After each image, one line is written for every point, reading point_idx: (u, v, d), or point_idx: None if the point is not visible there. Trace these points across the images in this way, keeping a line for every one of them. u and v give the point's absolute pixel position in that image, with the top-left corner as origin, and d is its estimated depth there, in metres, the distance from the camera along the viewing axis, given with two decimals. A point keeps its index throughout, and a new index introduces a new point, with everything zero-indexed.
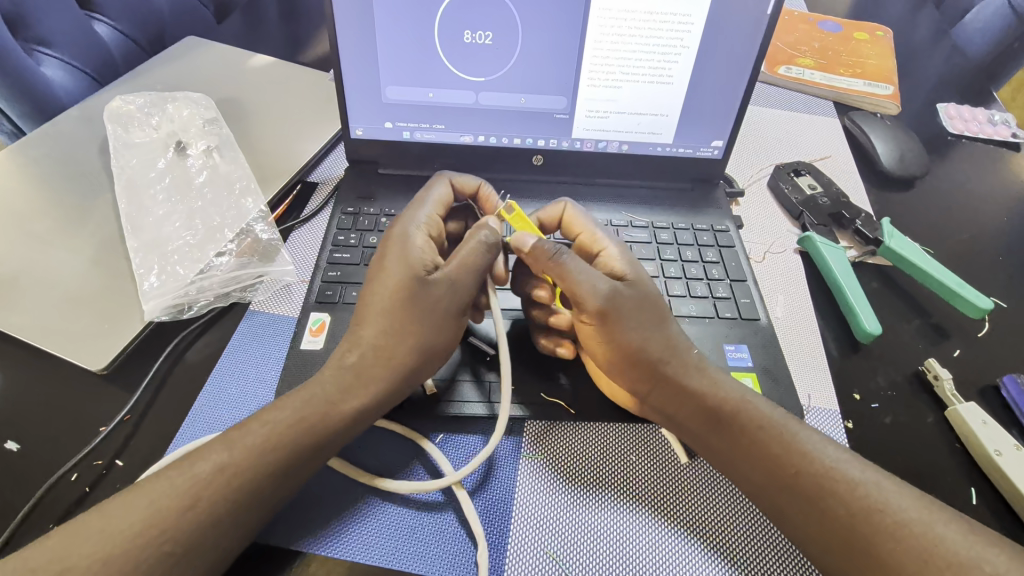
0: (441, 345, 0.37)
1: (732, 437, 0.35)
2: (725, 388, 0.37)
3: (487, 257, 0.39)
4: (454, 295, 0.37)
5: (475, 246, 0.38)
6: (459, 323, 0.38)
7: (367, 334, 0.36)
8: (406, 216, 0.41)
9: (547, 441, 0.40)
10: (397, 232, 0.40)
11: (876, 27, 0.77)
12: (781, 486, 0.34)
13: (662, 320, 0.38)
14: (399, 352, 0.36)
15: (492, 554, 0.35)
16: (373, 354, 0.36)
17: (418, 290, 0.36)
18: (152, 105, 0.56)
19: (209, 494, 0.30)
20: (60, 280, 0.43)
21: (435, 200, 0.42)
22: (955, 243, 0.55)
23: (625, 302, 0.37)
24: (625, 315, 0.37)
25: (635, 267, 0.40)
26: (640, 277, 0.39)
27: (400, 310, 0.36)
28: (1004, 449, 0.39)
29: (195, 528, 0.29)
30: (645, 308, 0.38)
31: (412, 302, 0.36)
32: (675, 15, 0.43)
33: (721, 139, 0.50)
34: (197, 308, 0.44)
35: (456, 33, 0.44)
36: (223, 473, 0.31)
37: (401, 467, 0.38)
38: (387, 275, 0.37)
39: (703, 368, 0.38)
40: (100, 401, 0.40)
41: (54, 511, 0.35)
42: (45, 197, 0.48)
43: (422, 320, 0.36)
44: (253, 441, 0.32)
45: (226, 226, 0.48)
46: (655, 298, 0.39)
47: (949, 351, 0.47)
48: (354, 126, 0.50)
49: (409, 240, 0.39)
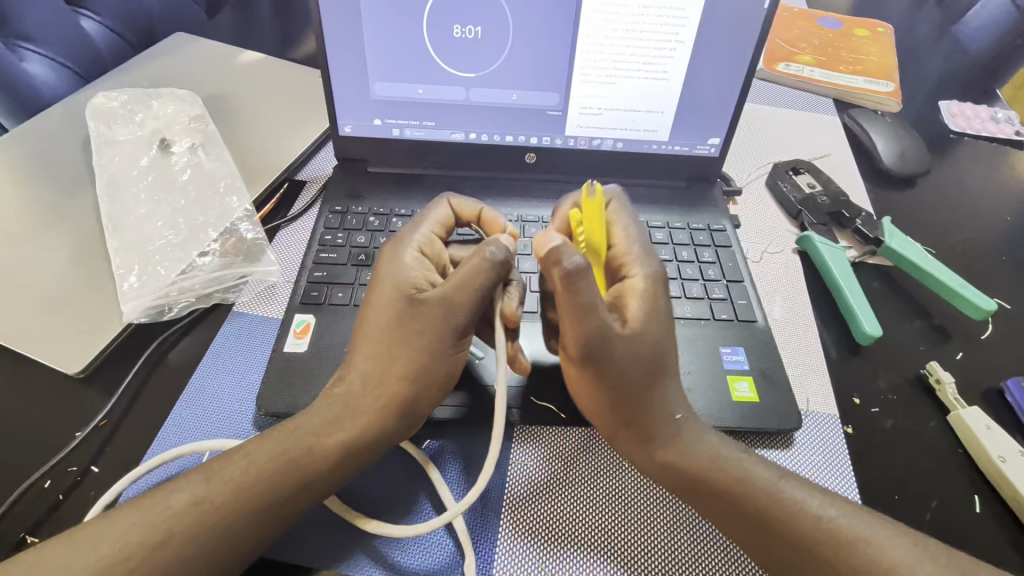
0: (438, 373, 0.35)
1: (705, 500, 0.33)
2: (709, 457, 0.34)
3: (489, 276, 0.34)
4: (448, 316, 0.34)
5: (476, 264, 0.34)
6: (456, 348, 0.36)
7: (358, 361, 0.35)
8: (404, 232, 0.39)
9: (535, 446, 0.39)
10: (389, 251, 0.38)
11: (877, 24, 0.75)
12: (762, 548, 0.32)
13: (656, 379, 0.34)
14: (390, 381, 0.34)
15: (479, 564, 0.34)
16: (364, 383, 0.35)
17: (410, 316, 0.35)
18: (137, 102, 0.55)
19: (183, 526, 0.29)
20: (38, 280, 0.42)
21: (434, 220, 0.40)
22: (957, 244, 0.53)
23: (602, 358, 0.34)
24: (609, 370, 0.34)
25: (648, 317, 0.34)
26: (646, 331, 0.34)
27: (393, 335, 0.35)
28: (1008, 456, 0.38)
29: (167, 555, 0.28)
30: (638, 366, 0.34)
31: (404, 327, 0.35)
32: (669, 9, 0.42)
33: (718, 136, 0.49)
34: (178, 309, 0.43)
35: (445, 28, 0.43)
36: (199, 508, 0.29)
37: (388, 472, 0.37)
38: (378, 300, 0.36)
39: (678, 434, 0.34)
40: (76, 405, 0.39)
41: (27, 519, 0.34)
42: (24, 195, 0.47)
43: (416, 346, 0.35)
44: (233, 473, 0.31)
45: (210, 225, 0.47)
46: (659, 352, 0.34)
47: (952, 354, 0.45)
48: (342, 123, 0.48)
49: (400, 260, 0.37)
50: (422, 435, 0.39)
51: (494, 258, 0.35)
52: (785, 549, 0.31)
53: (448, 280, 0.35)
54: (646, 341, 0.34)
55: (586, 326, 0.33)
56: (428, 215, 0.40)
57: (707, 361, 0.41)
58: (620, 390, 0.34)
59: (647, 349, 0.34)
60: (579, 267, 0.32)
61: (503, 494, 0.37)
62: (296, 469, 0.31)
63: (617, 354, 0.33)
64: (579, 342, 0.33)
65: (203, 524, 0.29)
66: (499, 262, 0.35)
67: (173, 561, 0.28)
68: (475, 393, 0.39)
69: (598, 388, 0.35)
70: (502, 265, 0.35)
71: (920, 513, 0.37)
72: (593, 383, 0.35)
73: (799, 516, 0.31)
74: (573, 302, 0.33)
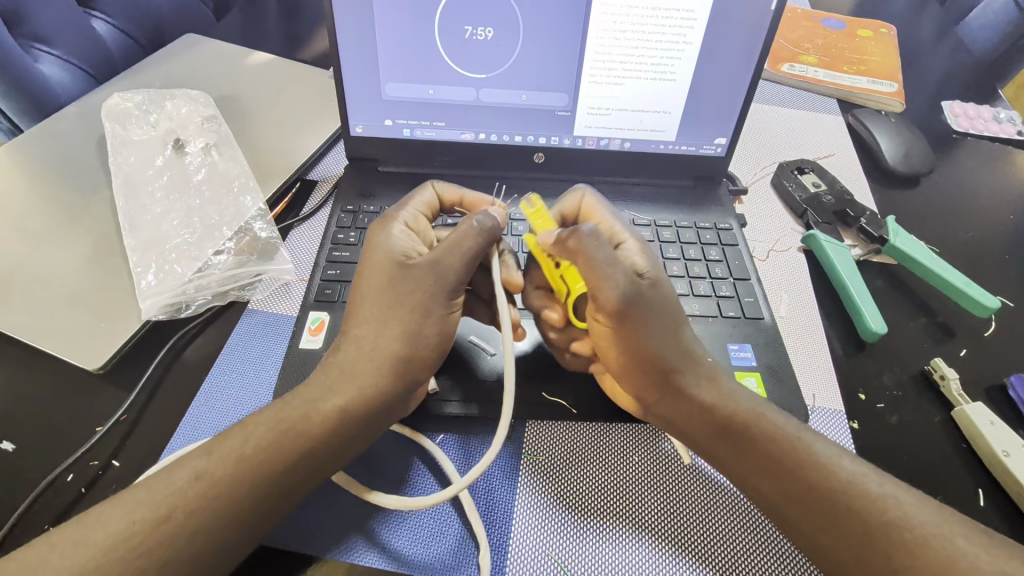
0: (431, 336, 0.36)
1: (740, 450, 0.34)
2: (738, 401, 0.35)
3: (476, 241, 0.36)
4: (438, 277, 0.35)
5: (465, 227, 0.36)
6: (449, 312, 0.36)
7: (353, 329, 0.36)
8: (392, 211, 0.40)
9: (547, 443, 0.39)
10: (377, 225, 0.39)
11: (881, 25, 0.76)
12: (789, 508, 0.32)
13: (682, 324, 0.37)
14: (384, 344, 0.35)
15: (493, 555, 0.34)
16: (358, 349, 0.35)
17: (402, 281, 0.36)
18: (150, 102, 0.56)
19: (186, 502, 0.29)
20: (57, 278, 0.43)
21: (425, 200, 0.42)
22: (961, 242, 0.54)
23: (644, 305, 0.36)
24: (646, 319, 0.36)
25: (658, 267, 0.39)
26: (663, 279, 0.38)
27: (384, 300, 0.35)
28: (1012, 450, 0.38)
29: (171, 531, 0.28)
30: (665, 312, 0.37)
31: (395, 291, 0.36)
32: (678, 10, 0.42)
33: (725, 136, 0.50)
34: (195, 307, 0.44)
35: (456, 29, 0.44)
36: (201, 481, 0.30)
37: (403, 468, 0.38)
38: (369, 268, 0.37)
39: (713, 375, 0.36)
40: (96, 401, 0.39)
41: (50, 511, 0.35)
42: (42, 194, 0.48)
43: (408, 308, 0.35)
44: (234, 446, 0.31)
45: (225, 224, 0.48)
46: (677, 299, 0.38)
47: (955, 351, 0.46)
48: (354, 123, 0.49)
49: (388, 232, 0.38)
50: (436, 430, 0.39)
51: (483, 227, 0.36)
52: (815, 503, 0.31)
53: (438, 247, 0.36)
54: (665, 286, 0.38)
55: (622, 275, 0.35)
56: (417, 195, 0.41)
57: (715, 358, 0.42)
58: (659, 336, 0.36)
59: (666, 293, 0.38)
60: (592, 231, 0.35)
61: (516, 489, 0.37)
62: (295, 442, 0.31)
63: (650, 298, 0.36)
64: (625, 292, 0.35)
65: (207, 496, 0.29)
66: (488, 228, 0.36)
67: (175, 535, 0.28)
68: (489, 389, 0.40)
69: (643, 338, 0.36)
70: (489, 232, 0.36)
71: None
72: (637, 337, 0.36)
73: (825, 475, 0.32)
74: (603, 254, 0.35)
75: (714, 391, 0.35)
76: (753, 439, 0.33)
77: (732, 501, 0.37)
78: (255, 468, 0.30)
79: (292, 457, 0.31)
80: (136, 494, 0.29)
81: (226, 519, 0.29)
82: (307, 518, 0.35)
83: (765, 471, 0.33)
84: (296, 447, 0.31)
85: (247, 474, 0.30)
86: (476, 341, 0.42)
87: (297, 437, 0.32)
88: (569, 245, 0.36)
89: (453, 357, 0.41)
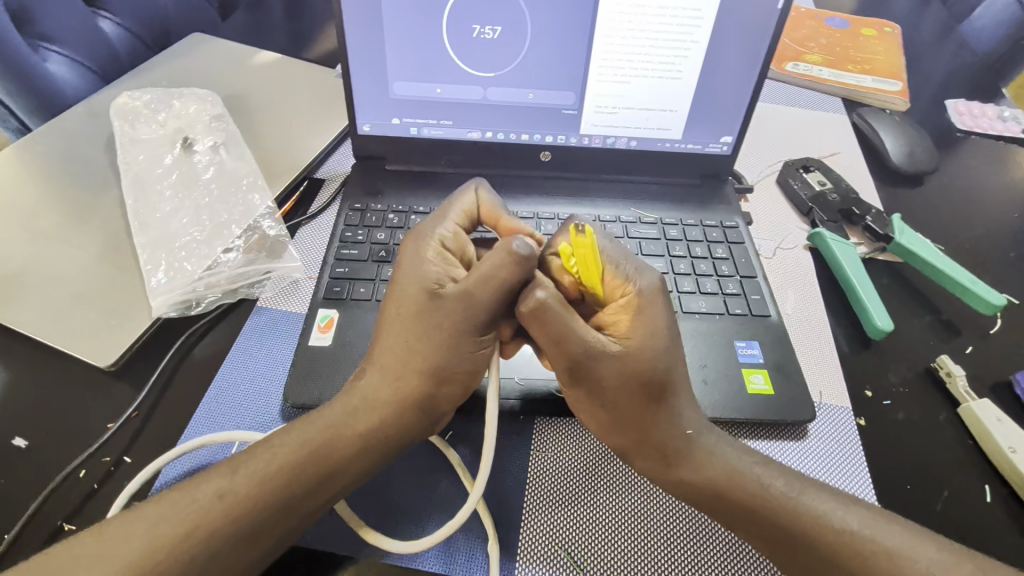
0: (458, 372, 0.35)
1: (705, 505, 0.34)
2: (710, 465, 0.34)
3: (515, 274, 0.32)
4: (468, 312, 0.33)
5: (498, 262, 0.32)
6: (479, 347, 0.35)
7: (377, 354, 0.35)
8: (425, 228, 0.38)
9: (556, 439, 0.40)
10: (410, 243, 0.37)
11: (885, 24, 0.76)
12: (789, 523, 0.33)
13: (662, 397, 0.34)
14: (410, 375, 0.34)
15: (504, 551, 0.35)
16: (382, 376, 0.35)
17: (432, 312, 0.34)
18: (158, 101, 0.56)
19: (211, 519, 0.29)
20: (68, 276, 0.43)
21: (459, 211, 0.39)
22: (966, 240, 0.54)
23: (599, 378, 0.33)
24: (606, 392, 0.34)
25: (649, 334, 0.33)
26: (648, 348, 0.33)
27: (415, 329, 0.34)
28: (1018, 446, 0.39)
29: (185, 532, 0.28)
30: (633, 387, 0.33)
31: (425, 320, 0.34)
32: (686, 9, 0.43)
33: (731, 135, 0.50)
34: (205, 305, 0.44)
35: (463, 29, 0.44)
36: (225, 500, 0.30)
37: (414, 465, 0.38)
38: (400, 293, 0.35)
39: (687, 448, 0.34)
40: (108, 398, 0.40)
41: (63, 508, 0.35)
42: (50, 194, 0.48)
43: (436, 342, 0.34)
44: (258, 466, 0.31)
45: (234, 222, 0.48)
46: (654, 373, 0.33)
47: (961, 348, 0.46)
48: (361, 121, 0.49)
49: (421, 253, 0.36)
50: (446, 427, 0.40)
51: (524, 256, 0.32)
52: (790, 542, 0.32)
53: (469, 276, 0.33)
54: (646, 360, 0.33)
55: (584, 351, 0.33)
56: (451, 210, 0.39)
57: (723, 354, 0.42)
58: (624, 412, 0.34)
59: (649, 367, 0.33)
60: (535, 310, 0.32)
61: (527, 485, 0.38)
62: (314, 458, 0.32)
63: (615, 377, 0.33)
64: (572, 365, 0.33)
65: (228, 511, 0.30)
66: (529, 261, 0.32)
67: (201, 551, 0.29)
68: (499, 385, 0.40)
69: (602, 406, 0.35)
70: (530, 268, 0.32)
71: (933, 503, 0.38)
72: (599, 406, 0.35)
73: (821, 519, 0.32)
74: (565, 330, 0.32)
75: (687, 465, 0.34)
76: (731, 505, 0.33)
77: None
78: (275, 486, 0.31)
79: (315, 468, 0.32)
80: (159, 505, 0.29)
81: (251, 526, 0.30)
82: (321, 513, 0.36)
83: (732, 523, 0.34)
84: (313, 460, 0.32)
85: (269, 488, 0.30)
86: None
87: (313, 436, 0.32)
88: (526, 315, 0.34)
89: None
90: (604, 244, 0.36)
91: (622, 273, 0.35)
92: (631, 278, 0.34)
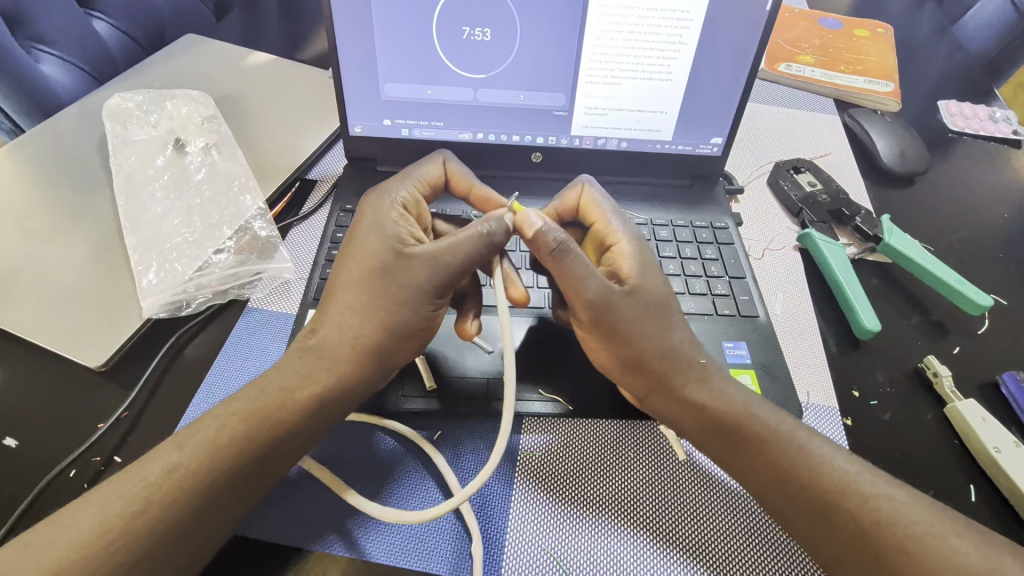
0: (413, 328, 0.36)
1: (737, 446, 0.34)
2: (728, 397, 0.36)
3: (480, 248, 0.36)
4: (432, 273, 0.35)
5: (475, 234, 0.36)
6: (433, 309, 0.37)
7: (333, 312, 0.36)
8: (386, 186, 0.40)
9: (546, 437, 0.40)
10: (371, 202, 0.39)
11: (878, 25, 0.76)
12: None
13: (668, 325, 0.37)
14: (365, 333, 0.35)
15: (488, 549, 0.35)
16: (340, 334, 0.35)
17: (394, 268, 0.36)
18: (151, 103, 0.56)
19: (160, 498, 0.29)
20: (59, 277, 0.43)
21: (421, 179, 0.42)
22: (955, 242, 0.54)
23: (622, 313, 0.36)
24: (627, 319, 0.36)
25: (646, 271, 0.38)
26: (649, 282, 0.38)
27: (373, 285, 0.36)
28: (1003, 447, 0.39)
29: (162, 533, 0.29)
30: (650, 313, 0.37)
31: (388, 278, 0.36)
32: (673, 11, 0.43)
33: (721, 136, 0.50)
34: (195, 305, 0.44)
35: (453, 31, 0.44)
36: (192, 483, 0.30)
37: (398, 464, 0.38)
38: (363, 248, 0.37)
39: (707, 377, 0.37)
40: (97, 399, 0.40)
41: (51, 508, 0.35)
42: (41, 194, 0.48)
43: (396, 297, 0.35)
44: (204, 439, 0.31)
45: (225, 223, 0.48)
46: (660, 301, 0.38)
47: (949, 349, 0.46)
48: (353, 123, 0.50)
49: (382, 211, 0.38)
50: (434, 427, 0.40)
51: (492, 236, 0.36)
52: None
53: (438, 242, 0.36)
54: (648, 295, 0.37)
55: (596, 287, 0.35)
56: (415, 175, 0.42)
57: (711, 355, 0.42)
58: (636, 343, 0.36)
59: (652, 299, 0.37)
60: (561, 244, 0.35)
61: (515, 483, 0.38)
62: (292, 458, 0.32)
63: (627, 311, 0.36)
64: (600, 300, 0.36)
65: (182, 491, 0.29)
66: (495, 237, 0.36)
67: (154, 526, 0.29)
68: (486, 386, 0.40)
69: (623, 345, 0.36)
70: (495, 246, 0.36)
71: None
72: (614, 343, 0.36)
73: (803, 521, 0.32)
74: (581, 266, 0.35)
75: (704, 390, 0.36)
76: (736, 435, 0.34)
77: (726, 513, 0.37)
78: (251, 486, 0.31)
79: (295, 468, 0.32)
80: (116, 486, 0.29)
81: (206, 505, 0.30)
82: (303, 514, 0.36)
83: (745, 463, 0.34)
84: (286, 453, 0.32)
85: (228, 463, 0.31)
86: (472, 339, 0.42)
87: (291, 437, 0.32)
88: (543, 255, 0.35)
89: (453, 356, 0.41)
90: (603, 202, 0.41)
91: (613, 222, 0.40)
92: (617, 230, 0.40)
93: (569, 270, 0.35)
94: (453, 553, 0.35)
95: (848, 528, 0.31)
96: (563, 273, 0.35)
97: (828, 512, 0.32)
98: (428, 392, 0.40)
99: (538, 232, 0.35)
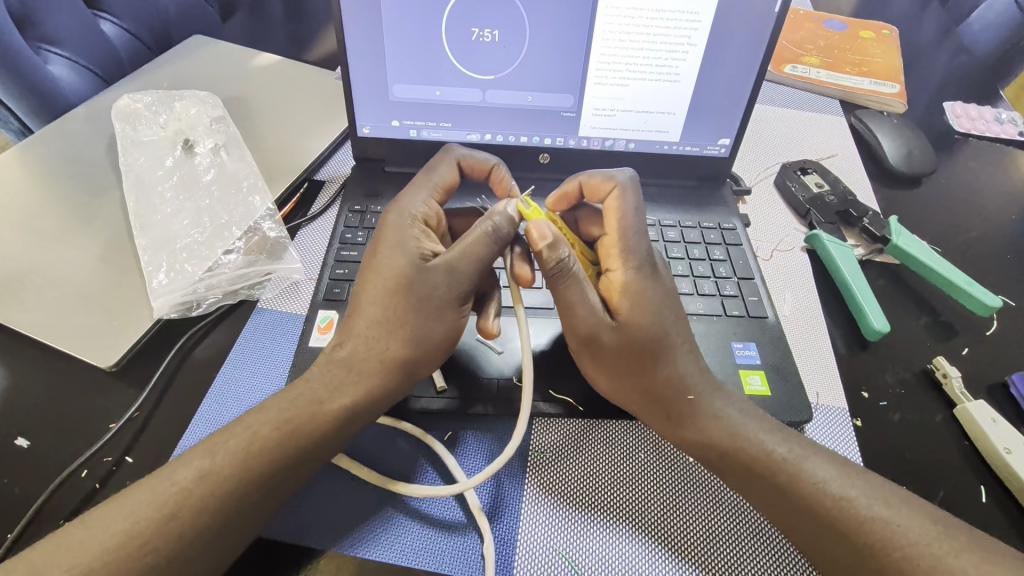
0: (440, 337, 0.37)
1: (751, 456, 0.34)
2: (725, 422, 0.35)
3: (492, 248, 0.37)
4: (453, 283, 0.36)
5: (484, 236, 0.37)
6: (458, 315, 0.37)
7: (359, 326, 0.36)
8: (406, 201, 0.40)
9: (557, 439, 0.40)
10: (392, 216, 0.39)
11: (884, 26, 0.76)
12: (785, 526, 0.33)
13: (662, 356, 0.36)
14: (393, 347, 0.35)
15: (499, 548, 0.35)
16: (366, 347, 0.35)
17: (418, 282, 0.36)
18: (160, 103, 0.56)
19: (189, 501, 0.29)
20: (70, 277, 0.43)
21: (437, 185, 0.42)
22: (963, 243, 0.55)
23: (604, 346, 0.36)
24: (609, 351, 0.36)
25: (639, 305, 0.37)
26: (645, 316, 0.37)
27: (398, 301, 0.36)
28: (1014, 447, 0.39)
29: (175, 530, 0.29)
30: (643, 345, 0.36)
31: (410, 291, 0.36)
32: (683, 13, 0.43)
33: (729, 137, 0.50)
34: (206, 306, 0.44)
35: (462, 32, 0.44)
36: (206, 482, 0.30)
37: (409, 464, 0.38)
38: (385, 266, 0.37)
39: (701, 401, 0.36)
40: (109, 398, 0.40)
41: (64, 508, 0.36)
42: (51, 195, 0.49)
43: (423, 311, 0.36)
44: (233, 441, 0.31)
45: (235, 224, 0.48)
46: (653, 337, 0.36)
47: (958, 350, 0.46)
48: (362, 123, 0.50)
49: (405, 227, 0.39)
50: (445, 428, 0.40)
51: (499, 231, 0.37)
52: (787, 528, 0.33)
53: (454, 249, 0.37)
54: (642, 327, 0.36)
55: (586, 314, 0.36)
56: (431, 181, 0.42)
57: (721, 356, 0.42)
58: (623, 374, 0.37)
59: (646, 331, 0.36)
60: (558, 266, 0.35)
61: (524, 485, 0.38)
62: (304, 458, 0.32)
63: (614, 342, 0.36)
64: (583, 330, 0.36)
65: (210, 496, 0.30)
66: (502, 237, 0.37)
67: (178, 529, 0.29)
68: (500, 387, 0.40)
69: (607, 370, 0.37)
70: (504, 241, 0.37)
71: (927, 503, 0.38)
72: (603, 368, 0.37)
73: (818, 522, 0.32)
74: (576, 291, 0.36)
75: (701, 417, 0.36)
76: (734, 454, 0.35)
77: (731, 514, 0.37)
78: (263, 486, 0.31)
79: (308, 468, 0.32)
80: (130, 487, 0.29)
81: (236, 509, 0.30)
82: (315, 513, 0.36)
83: (745, 476, 0.34)
84: (300, 450, 0.32)
85: (246, 464, 0.31)
86: (482, 340, 0.42)
87: (302, 437, 0.32)
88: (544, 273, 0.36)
89: (463, 357, 0.41)
90: (625, 212, 0.40)
91: (629, 240, 0.39)
92: (628, 250, 0.39)
93: (564, 290, 0.36)
94: (465, 552, 0.35)
95: (861, 524, 0.31)
96: (559, 290, 0.36)
97: (837, 512, 0.32)
98: (439, 393, 0.39)
99: (542, 253, 0.36)
